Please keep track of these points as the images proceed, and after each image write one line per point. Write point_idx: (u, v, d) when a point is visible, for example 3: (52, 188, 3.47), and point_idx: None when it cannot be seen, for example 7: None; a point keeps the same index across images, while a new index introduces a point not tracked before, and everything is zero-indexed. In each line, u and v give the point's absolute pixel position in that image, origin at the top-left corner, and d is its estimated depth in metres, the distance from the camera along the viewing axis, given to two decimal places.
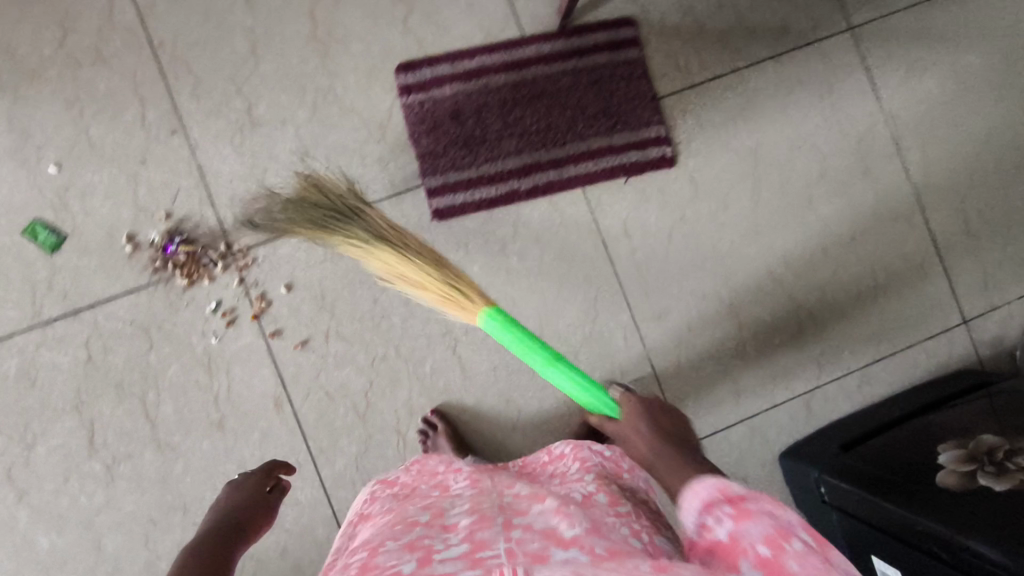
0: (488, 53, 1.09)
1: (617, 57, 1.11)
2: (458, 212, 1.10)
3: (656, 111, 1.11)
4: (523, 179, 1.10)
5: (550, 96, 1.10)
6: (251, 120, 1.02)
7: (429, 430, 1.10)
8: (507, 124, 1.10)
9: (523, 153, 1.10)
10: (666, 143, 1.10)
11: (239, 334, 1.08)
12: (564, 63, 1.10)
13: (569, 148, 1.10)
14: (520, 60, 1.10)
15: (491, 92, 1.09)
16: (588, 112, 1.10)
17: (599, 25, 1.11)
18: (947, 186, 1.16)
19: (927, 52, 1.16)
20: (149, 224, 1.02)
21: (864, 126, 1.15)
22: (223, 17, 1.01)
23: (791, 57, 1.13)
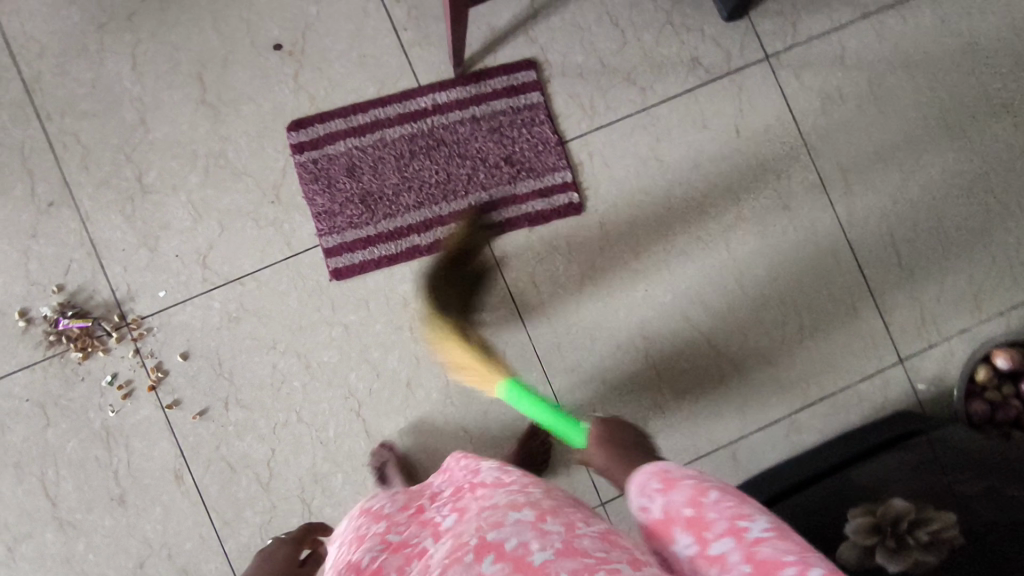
0: (382, 106, 1.06)
1: (517, 102, 1.08)
2: (358, 270, 1.04)
3: (561, 156, 1.08)
4: (425, 233, 1.05)
5: (449, 146, 1.06)
6: (142, 188, 1.03)
7: (381, 463, 1.02)
8: (406, 177, 1.06)
9: (424, 206, 1.06)
10: (572, 189, 1.08)
11: (137, 407, 1.02)
12: (462, 111, 1.07)
13: (472, 199, 1.06)
14: (415, 111, 1.06)
15: (387, 145, 1.05)
16: (490, 161, 1.07)
17: (496, 70, 1.07)
18: (873, 218, 1.13)
19: (844, 79, 1.13)
20: (41, 299, 1.02)
21: (783, 160, 1.12)
22: (112, 89, 1.04)
23: (700, 94, 1.11)
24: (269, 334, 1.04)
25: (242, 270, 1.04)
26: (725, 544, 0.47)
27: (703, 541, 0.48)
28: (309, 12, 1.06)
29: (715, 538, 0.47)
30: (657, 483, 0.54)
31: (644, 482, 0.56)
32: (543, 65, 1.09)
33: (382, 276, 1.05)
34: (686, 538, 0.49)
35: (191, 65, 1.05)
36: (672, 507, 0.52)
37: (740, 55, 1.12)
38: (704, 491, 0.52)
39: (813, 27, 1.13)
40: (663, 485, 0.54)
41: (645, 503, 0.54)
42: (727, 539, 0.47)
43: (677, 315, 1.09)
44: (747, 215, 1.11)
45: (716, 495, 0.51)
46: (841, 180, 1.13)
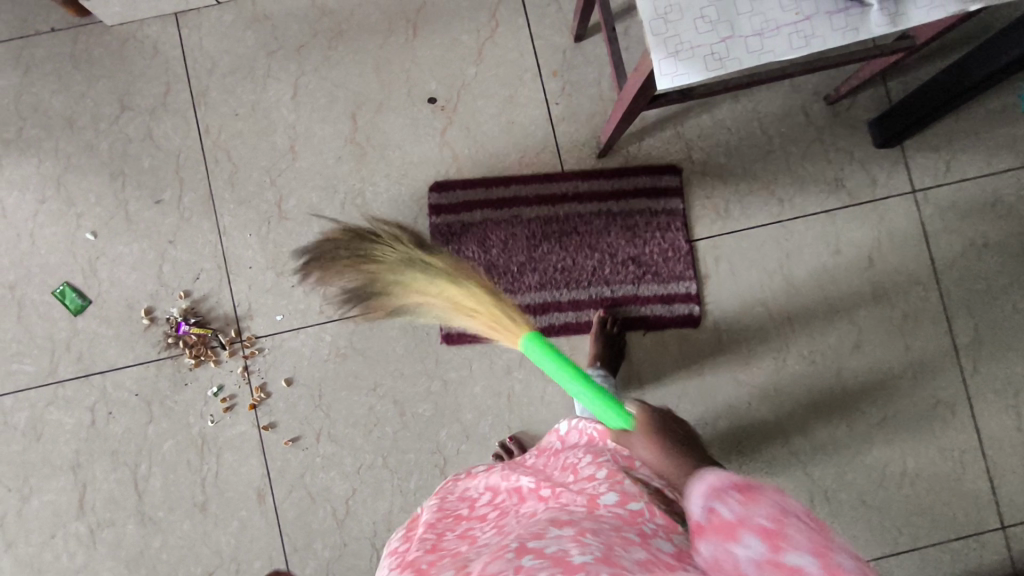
0: (523, 184, 1.07)
1: (656, 204, 1.08)
2: (468, 339, 1.06)
3: (689, 266, 1.07)
4: (539, 317, 1.06)
5: (580, 236, 1.07)
6: (279, 213, 1.07)
7: (504, 456, 1.03)
8: (532, 258, 1.06)
9: (544, 290, 1.06)
10: (694, 301, 1.07)
11: (234, 421, 1.05)
12: (600, 203, 1.07)
13: (592, 291, 1.06)
14: (555, 195, 1.07)
15: (521, 223, 1.07)
16: (618, 258, 1.07)
17: (642, 169, 1.08)
18: (998, 375, 1.09)
19: (991, 225, 1.10)
20: (168, 300, 1.06)
21: (913, 296, 1.09)
22: (270, 112, 1.08)
23: (837, 216, 1.10)
24: (372, 377, 1.06)
25: (357, 309, 1.06)
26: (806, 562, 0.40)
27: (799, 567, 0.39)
28: (468, 71, 1.09)
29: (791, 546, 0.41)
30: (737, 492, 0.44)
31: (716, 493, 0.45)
32: (684, 163, 1.09)
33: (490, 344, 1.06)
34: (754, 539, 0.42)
35: (347, 103, 1.08)
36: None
37: (885, 184, 1.11)
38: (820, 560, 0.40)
39: (966, 168, 1.11)
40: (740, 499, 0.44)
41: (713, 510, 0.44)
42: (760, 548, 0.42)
43: (776, 434, 1.07)
44: (865, 346, 1.09)
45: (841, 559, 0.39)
46: (969, 329, 1.09)
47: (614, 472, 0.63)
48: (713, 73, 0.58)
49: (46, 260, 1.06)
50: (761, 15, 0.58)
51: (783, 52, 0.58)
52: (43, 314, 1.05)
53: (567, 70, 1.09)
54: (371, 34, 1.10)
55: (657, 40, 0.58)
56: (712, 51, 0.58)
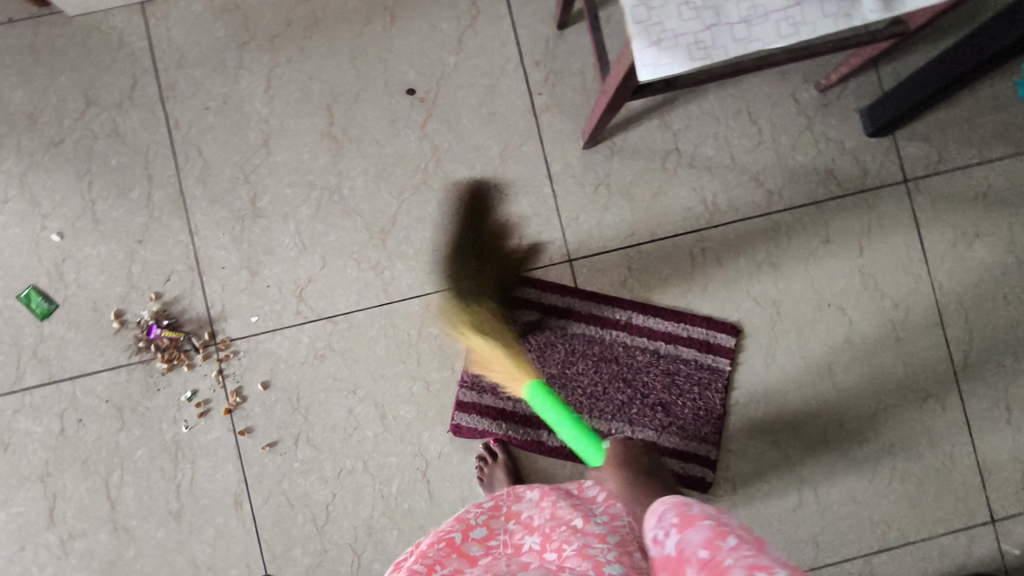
0: (580, 298, 1.04)
1: (704, 359, 1.04)
2: (476, 435, 1.02)
3: (718, 430, 1.04)
4: (555, 435, 1.03)
5: (619, 365, 1.04)
6: (253, 210, 1.03)
7: (487, 459, 1.01)
8: (565, 374, 1.03)
9: (568, 410, 1.03)
10: (710, 468, 1.04)
11: (209, 427, 1.01)
12: (649, 341, 1.04)
13: (614, 427, 1.04)
14: (607, 319, 1.04)
15: (567, 336, 1.04)
16: (648, 400, 1.04)
17: (700, 318, 1.05)
18: (989, 368, 1.07)
19: (985, 216, 1.08)
20: (138, 302, 1.02)
21: (905, 290, 1.07)
22: (242, 106, 1.04)
23: (828, 208, 1.07)
24: (351, 379, 1.02)
25: (335, 309, 1.03)
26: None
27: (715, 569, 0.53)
28: (447, 62, 1.05)
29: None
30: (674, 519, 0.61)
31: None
32: (671, 156, 1.06)
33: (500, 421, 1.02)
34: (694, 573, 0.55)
35: (322, 96, 1.04)
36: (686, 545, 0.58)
37: (877, 174, 1.08)
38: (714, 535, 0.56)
39: (958, 158, 1.08)
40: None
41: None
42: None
43: (764, 432, 1.06)
44: (855, 341, 1.06)
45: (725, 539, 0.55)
46: (961, 323, 1.07)
47: (625, 542, 0.74)
48: (698, 61, 0.55)
49: (10, 263, 1.02)
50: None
51: (770, 40, 0.55)
52: (7, 318, 1.01)
53: (550, 60, 1.06)
54: (346, 23, 1.05)
55: (639, 27, 0.55)
56: (697, 38, 0.55)
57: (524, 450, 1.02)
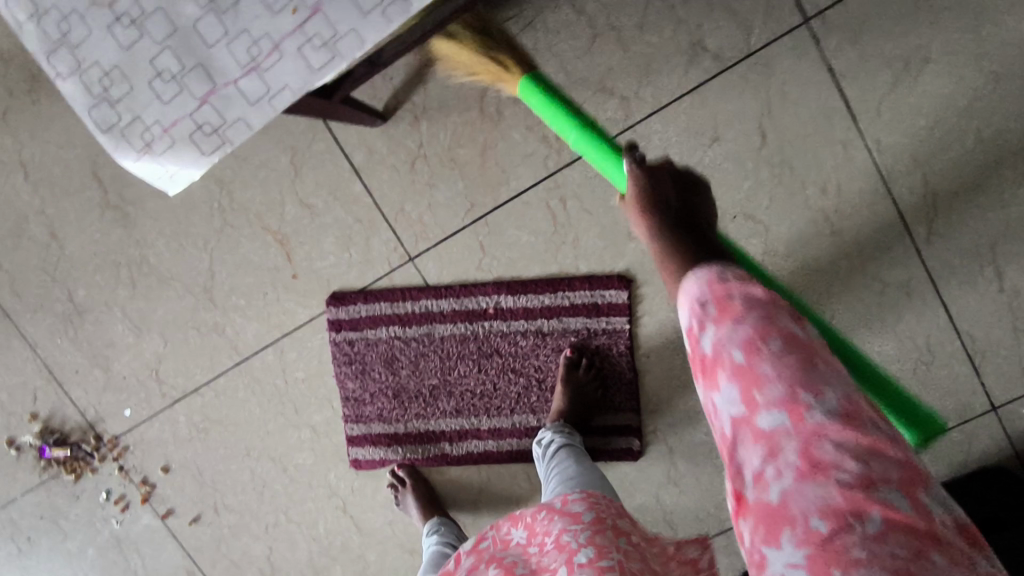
0: (435, 297, 0.89)
1: (597, 324, 0.88)
2: (377, 464, 0.96)
3: (633, 395, 0.90)
4: (456, 444, 0.94)
5: (502, 356, 0.90)
6: (76, 307, 0.95)
7: (397, 486, 0.94)
8: (447, 381, 0.92)
9: (461, 416, 0.93)
10: (635, 436, 0.91)
11: (136, 517, 1.03)
12: (527, 321, 0.89)
13: (517, 421, 0.92)
14: (473, 310, 0.89)
15: (435, 341, 0.91)
16: (547, 383, 0.91)
17: (580, 282, 0.87)
18: (967, 232, 0.81)
19: (926, 33, 0.78)
20: (21, 427, 1.01)
21: (832, 166, 0.82)
22: (14, 202, 0.93)
23: (704, 94, 0.81)
24: (240, 442, 0.98)
25: (196, 380, 0.96)
26: (769, 416, 0.36)
27: (758, 428, 0.36)
28: None
29: (797, 433, 0.35)
30: (715, 304, 0.40)
31: (701, 296, 0.41)
32: (489, 94, 0.84)
33: (398, 449, 0.95)
34: (733, 392, 0.38)
35: (84, 161, 0.90)
36: (730, 360, 0.38)
37: (762, 26, 0.79)
38: (790, 403, 0.36)
39: None
40: (717, 314, 0.40)
41: (696, 325, 0.40)
42: (773, 413, 0.36)
43: (690, 379, 0.89)
44: (779, 249, 0.84)
45: (811, 416, 0.35)
46: (917, 185, 0.81)
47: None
48: (219, 150, 0.37)
49: None
50: (243, 32, 0.35)
51: (304, 80, 0.36)
52: None
53: None
54: None
55: (117, 133, 0.37)
56: (200, 119, 0.36)
57: (431, 468, 0.95)
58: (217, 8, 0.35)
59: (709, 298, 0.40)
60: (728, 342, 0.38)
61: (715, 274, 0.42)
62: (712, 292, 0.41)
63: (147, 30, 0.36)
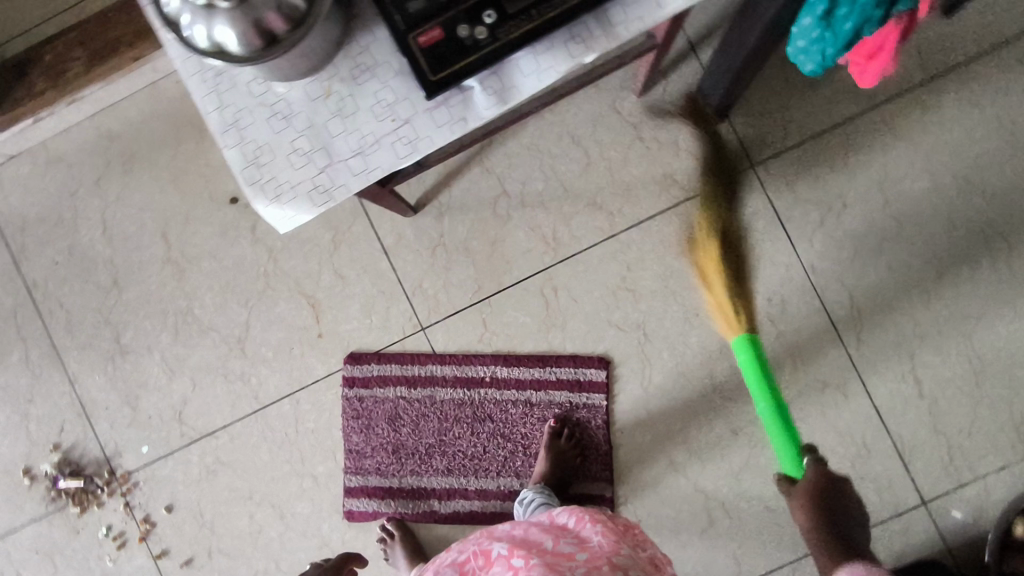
0: (440, 364, 1.03)
1: (578, 399, 1.01)
2: (369, 516, 1.04)
3: (607, 466, 1.01)
4: (444, 501, 1.03)
5: (493, 421, 1.03)
6: (121, 348, 1.08)
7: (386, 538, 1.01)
8: (443, 440, 1.03)
9: (452, 475, 1.03)
10: (607, 506, 1.00)
11: (130, 556, 1.08)
12: (518, 391, 1.02)
13: (502, 483, 1.02)
14: (472, 378, 1.03)
15: (435, 403, 1.03)
16: (531, 449, 1.02)
17: (565, 360, 1.01)
18: (887, 343, 0.98)
19: (848, 183, 0.99)
20: (42, 457, 1.09)
21: (776, 280, 1.00)
22: (88, 253, 1.08)
23: (673, 214, 1.01)
24: (245, 487, 1.07)
25: (215, 424, 1.07)
26: None
27: None
28: None
29: None
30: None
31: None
32: (501, 201, 1.03)
33: (390, 503, 1.04)
34: None
35: (157, 225, 1.08)
36: None
37: (720, 167, 1.01)
38: None
39: (805, 127, 1.00)
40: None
41: None
42: None
43: (657, 455, 1.01)
44: (734, 346, 1.00)
45: None
46: (845, 300, 0.99)
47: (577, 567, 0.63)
48: (325, 206, 0.53)
49: None
50: (355, 131, 0.53)
51: (392, 165, 0.53)
52: None
53: None
54: (161, 150, 1.08)
55: (256, 187, 0.53)
56: (316, 183, 0.53)
57: (419, 523, 1.03)
58: (341, 113, 0.53)
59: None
60: None
61: (860, 572, 0.64)
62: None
63: (291, 122, 0.53)
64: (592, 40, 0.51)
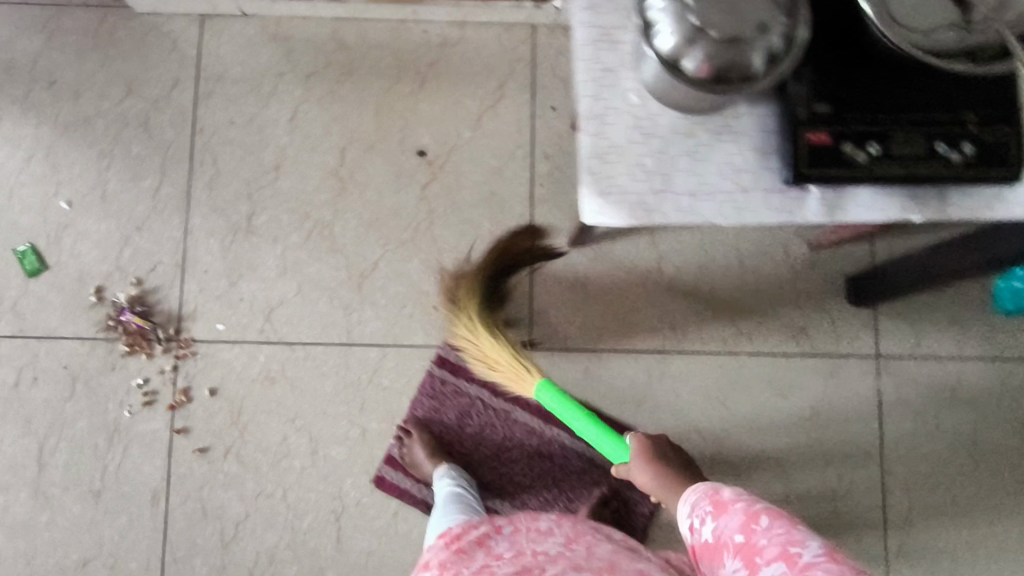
0: None
1: None
2: (397, 492, 1.04)
3: None
4: None
5: (552, 461, 1.05)
6: (248, 226, 1.08)
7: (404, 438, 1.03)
8: (498, 456, 1.05)
9: (491, 491, 1.04)
10: None
11: (150, 417, 1.05)
12: (587, 446, 1.05)
13: None
14: (553, 414, 1.06)
15: (509, 420, 1.06)
16: (573, 503, 1.04)
17: None
18: (922, 565, 1.04)
19: (949, 409, 1.07)
20: (120, 284, 1.07)
21: (851, 460, 1.06)
22: (264, 128, 1.10)
23: (792, 361, 1.07)
24: (293, 408, 1.06)
25: (297, 337, 1.06)
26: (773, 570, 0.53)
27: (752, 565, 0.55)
28: (462, 134, 1.10)
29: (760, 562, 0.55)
30: (708, 506, 0.62)
31: (697, 505, 0.63)
32: (652, 273, 1.08)
33: (422, 490, 1.04)
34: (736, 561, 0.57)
35: (340, 137, 1.10)
36: (722, 531, 0.59)
37: (850, 341, 1.07)
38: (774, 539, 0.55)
39: (936, 346, 1.07)
40: (712, 511, 0.61)
41: (699, 524, 0.62)
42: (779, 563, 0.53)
43: None
44: (790, 501, 1.05)
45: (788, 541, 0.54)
46: (903, 508, 1.05)
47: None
48: (638, 221, 0.58)
49: (16, 220, 1.08)
50: (697, 175, 0.58)
51: (711, 217, 0.58)
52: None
53: (558, 155, 1.09)
54: (379, 76, 1.11)
55: (589, 176, 0.58)
56: (642, 200, 0.58)
57: None
58: (692, 154, 0.58)
59: (705, 503, 0.63)
60: (721, 530, 0.59)
61: (713, 489, 0.64)
62: (710, 497, 0.63)
63: (647, 140, 0.58)
64: (925, 205, 0.57)
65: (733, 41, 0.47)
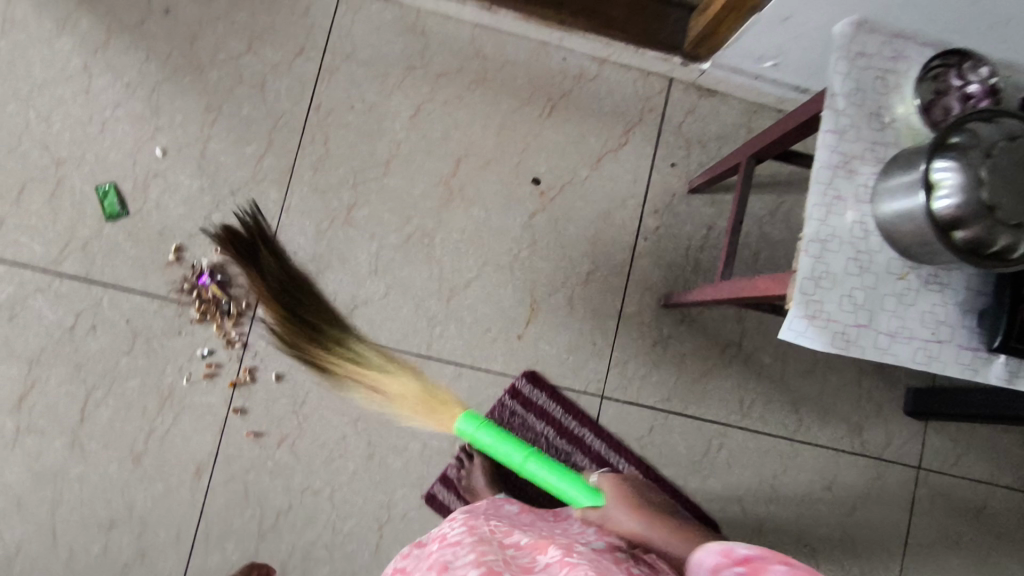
0: (595, 435, 1.06)
1: None
2: (445, 512, 1.03)
3: None
4: None
5: None
6: (347, 216, 1.05)
7: (464, 460, 1.02)
8: (550, 495, 1.05)
9: None
10: None
11: (208, 390, 1.01)
12: None
13: None
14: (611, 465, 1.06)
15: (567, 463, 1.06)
16: None
17: (691, 507, 1.07)
18: None
19: (972, 530, 1.12)
20: (202, 247, 1.02)
21: (876, 561, 1.10)
22: (382, 119, 1.07)
23: (841, 457, 1.11)
24: (356, 409, 1.03)
25: (376, 339, 1.04)
26: None
27: None
28: (580, 171, 1.09)
29: None
30: None
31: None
32: (731, 347, 1.10)
33: None
34: None
35: (457, 146, 1.08)
36: None
37: (898, 449, 1.12)
38: None
39: (971, 468, 1.13)
40: None
41: None
42: None
43: None
44: None
45: None
46: None
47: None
48: (837, 349, 0.59)
49: (104, 155, 1.02)
50: (900, 316, 0.59)
51: (904, 360, 0.59)
52: (76, 204, 1.01)
53: (667, 213, 1.10)
54: (508, 93, 1.09)
55: (801, 296, 0.59)
56: (845, 330, 0.59)
57: None
58: (900, 297, 0.59)
59: None
60: None
61: None
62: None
63: (863, 273, 0.59)
64: None
65: (1015, 227, 0.49)
